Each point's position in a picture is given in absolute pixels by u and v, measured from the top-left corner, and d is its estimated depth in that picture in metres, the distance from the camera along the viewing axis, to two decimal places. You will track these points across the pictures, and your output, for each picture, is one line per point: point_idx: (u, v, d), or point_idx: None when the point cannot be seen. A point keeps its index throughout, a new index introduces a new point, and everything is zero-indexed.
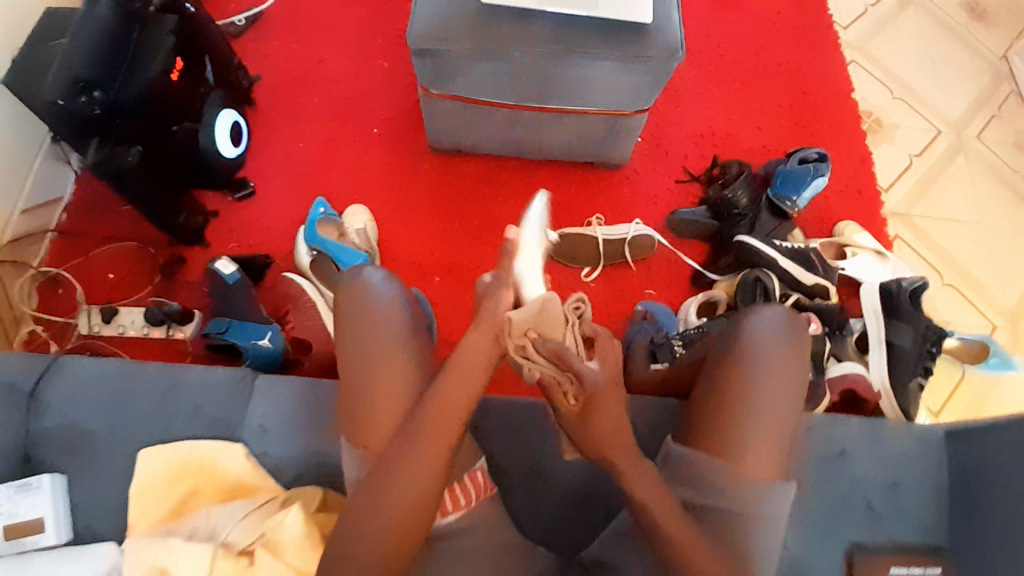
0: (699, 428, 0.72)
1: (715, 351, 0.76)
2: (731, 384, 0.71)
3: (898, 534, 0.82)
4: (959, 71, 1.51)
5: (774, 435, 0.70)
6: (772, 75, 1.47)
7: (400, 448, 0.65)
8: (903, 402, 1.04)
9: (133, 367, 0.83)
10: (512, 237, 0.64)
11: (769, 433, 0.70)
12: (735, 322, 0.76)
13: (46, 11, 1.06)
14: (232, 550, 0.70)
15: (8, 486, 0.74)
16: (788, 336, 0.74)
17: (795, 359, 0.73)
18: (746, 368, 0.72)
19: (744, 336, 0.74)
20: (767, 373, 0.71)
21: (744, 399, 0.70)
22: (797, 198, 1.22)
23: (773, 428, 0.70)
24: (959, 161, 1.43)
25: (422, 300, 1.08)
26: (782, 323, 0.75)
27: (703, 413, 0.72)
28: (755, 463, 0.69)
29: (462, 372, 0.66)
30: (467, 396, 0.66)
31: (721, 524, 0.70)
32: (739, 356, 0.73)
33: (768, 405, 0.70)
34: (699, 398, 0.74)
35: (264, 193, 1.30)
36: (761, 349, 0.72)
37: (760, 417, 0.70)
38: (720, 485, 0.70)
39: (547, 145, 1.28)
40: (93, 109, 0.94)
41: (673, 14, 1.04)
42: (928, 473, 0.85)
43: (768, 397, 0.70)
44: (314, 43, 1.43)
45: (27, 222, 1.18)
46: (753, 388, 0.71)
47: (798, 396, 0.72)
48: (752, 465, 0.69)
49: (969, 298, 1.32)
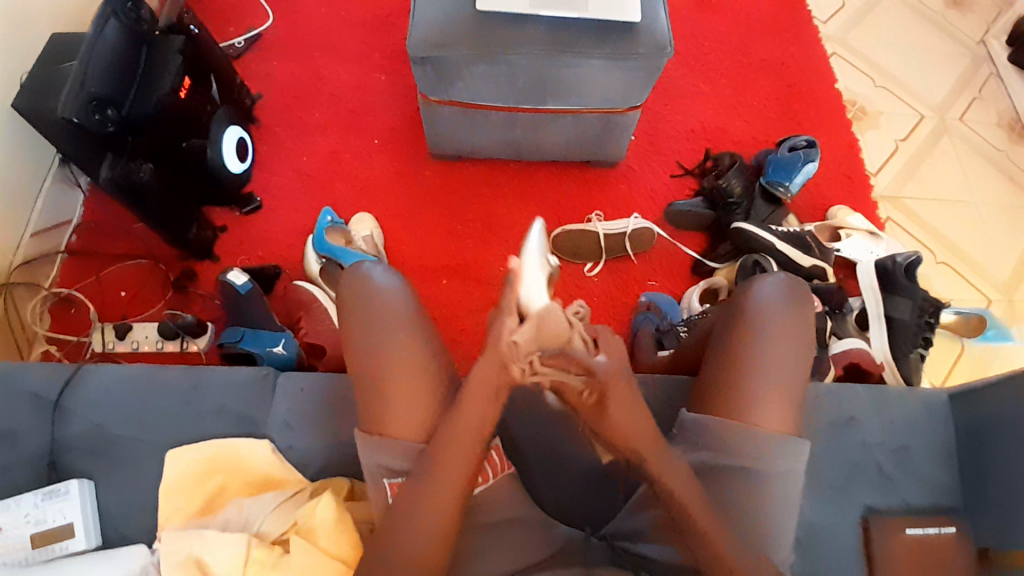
0: (711, 399, 0.75)
1: (721, 322, 0.79)
2: (740, 352, 0.74)
3: (911, 496, 0.84)
4: (939, 57, 1.56)
5: (783, 402, 0.73)
6: (757, 69, 1.51)
7: (426, 467, 0.68)
8: (904, 371, 1.08)
9: (155, 371, 0.85)
10: (512, 267, 0.62)
11: (779, 399, 0.73)
12: (738, 293, 0.79)
13: (55, 36, 1.10)
14: (266, 540, 0.74)
15: (36, 493, 0.76)
16: (791, 303, 0.77)
17: (799, 324, 0.76)
18: (752, 337, 0.75)
19: (748, 304, 0.76)
20: (774, 340, 0.74)
21: (753, 369, 0.73)
22: (790, 184, 1.27)
23: (781, 396, 0.73)
24: (944, 143, 1.47)
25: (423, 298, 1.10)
26: (785, 291, 0.77)
27: (715, 382, 0.75)
28: (767, 430, 0.72)
29: (477, 403, 0.67)
30: (481, 422, 0.68)
31: (735, 491, 0.73)
32: (745, 326, 0.75)
33: (774, 374, 0.73)
34: (709, 371, 0.77)
35: (270, 206, 1.33)
36: (766, 320, 0.75)
37: (769, 383, 0.73)
38: (737, 451, 0.72)
39: (544, 146, 1.31)
40: (107, 126, 0.98)
41: (661, 12, 1.08)
42: (935, 435, 0.87)
43: (774, 366, 0.73)
44: (311, 60, 1.46)
45: (38, 244, 1.20)
46: (760, 358, 0.74)
47: (804, 361, 0.75)
48: (765, 432, 0.72)
49: (963, 274, 1.36)
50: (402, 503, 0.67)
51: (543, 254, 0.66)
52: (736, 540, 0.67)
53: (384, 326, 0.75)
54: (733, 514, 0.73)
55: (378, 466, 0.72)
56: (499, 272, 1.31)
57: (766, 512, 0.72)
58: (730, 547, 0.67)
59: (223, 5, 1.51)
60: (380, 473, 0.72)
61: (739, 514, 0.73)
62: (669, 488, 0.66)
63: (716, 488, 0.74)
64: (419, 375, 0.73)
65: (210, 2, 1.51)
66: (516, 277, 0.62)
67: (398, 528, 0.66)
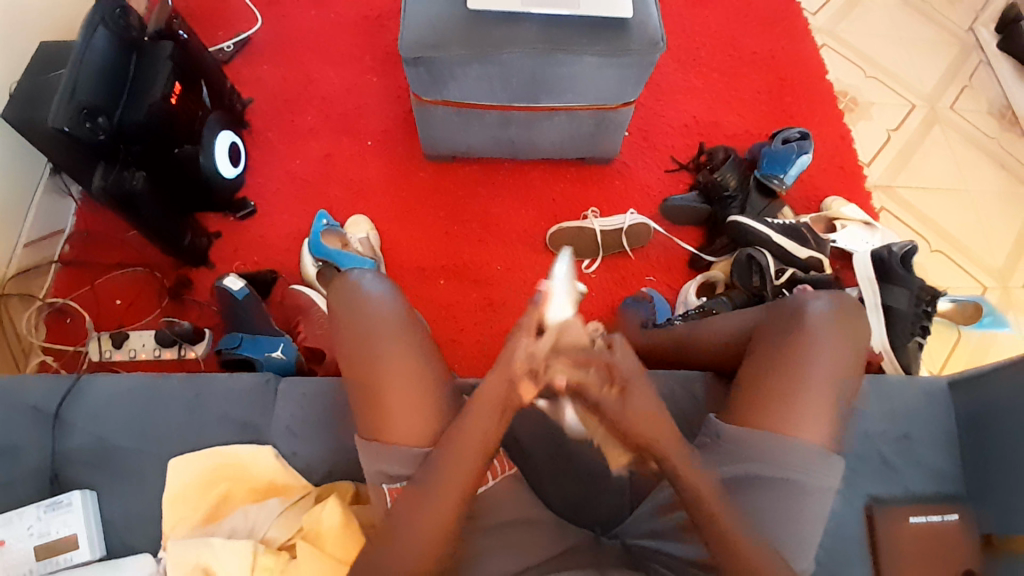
0: (751, 406, 0.75)
1: (770, 330, 0.79)
2: (792, 361, 0.75)
3: (914, 485, 0.85)
4: (928, 46, 1.57)
5: (826, 412, 0.73)
6: (748, 62, 1.51)
7: (429, 471, 0.68)
8: (904, 359, 1.10)
9: (157, 381, 0.84)
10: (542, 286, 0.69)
11: (825, 408, 0.73)
12: (794, 304, 0.79)
13: (43, 45, 1.08)
14: (272, 546, 0.74)
15: (38, 506, 0.75)
16: (840, 316, 0.78)
17: (854, 339, 0.77)
18: (806, 349, 0.75)
19: (806, 315, 0.77)
20: (829, 351, 0.75)
21: (805, 381, 0.74)
22: (784, 176, 1.27)
23: (829, 406, 0.73)
24: (936, 132, 1.48)
25: None
26: (838, 307, 0.78)
27: (758, 388, 0.75)
28: (807, 437, 0.72)
29: (481, 412, 0.69)
30: (484, 436, 0.69)
31: (761, 498, 0.73)
32: (804, 338, 0.76)
33: (825, 386, 0.74)
34: (751, 378, 0.77)
35: (265, 211, 1.33)
36: (820, 331, 0.76)
37: (817, 391, 0.74)
38: (770, 458, 0.72)
39: (539, 145, 1.31)
40: (99, 135, 0.97)
41: (653, 7, 1.08)
42: (937, 424, 0.88)
43: (824, 376, 0.74)
44: (302, 63, 1.46)
45: (30, 255, 1.19)
46: (811, 369, 0.74)
47: (855, 374, 0.76)
48: (804, 439, 0.72)
49: (958, 262, 1.37)
50: (412, 511, 0.67)
51: (572, 284, 0.72)
52: (757, 546, 0.68)
53: (377, 332, 0.75)
54: (752, 520, 0.72)
55: (378, 472, 0.72)
56: (497, 271, 1.30)
57: (798, 519, 0.72)
58: (750, 553, 0.67)
59: (211, 9, 1.50)
60: (379, 478, 0.72)
61: (760, 520, 0.72)
62: (693, 487, 0.68)
63: (738, 495, 0.74)
64: (414, 378, 0.73)
65: (198, 7, 1.50)
66: (544, 296, 0.69)
67: (404, 533, 0.66)
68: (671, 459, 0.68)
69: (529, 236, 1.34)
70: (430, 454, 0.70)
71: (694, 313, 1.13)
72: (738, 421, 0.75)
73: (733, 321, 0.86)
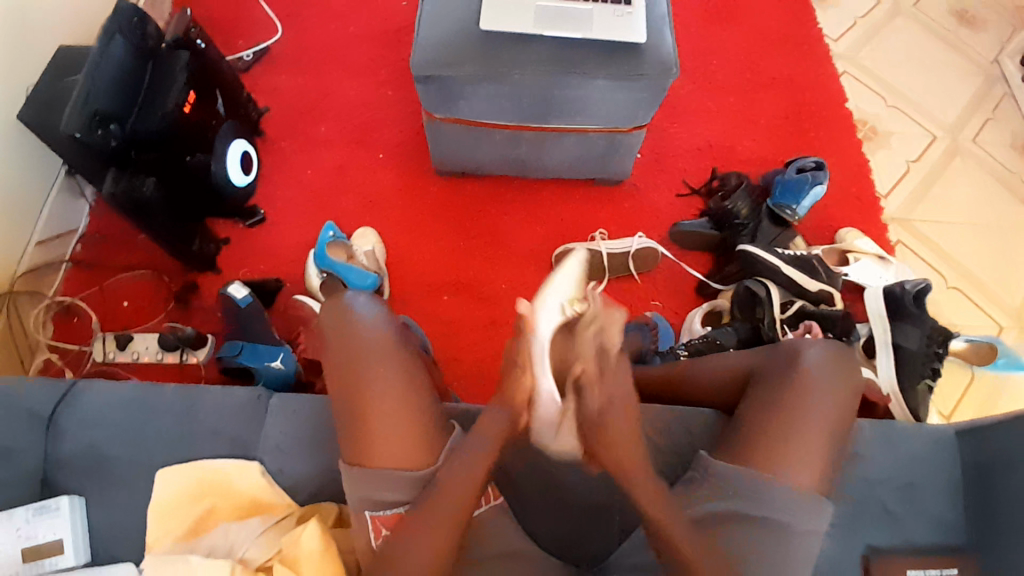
0: (747, 450, 0.73)
1: (765, 373, 0.79)
2: (787, 405, 0.74)
3: (915, 536, 0.82)
4: (952, 77, 1.54)
5: (819, 459, 0.72)
6: (767, 88, 1.49)
7: (427, 500, 0.69)
8: (913, 404, 1.05)
9: (150, 390, 0.85)
10: (523, 311, 0.79)
11: (817, 452, 0.72)
12: (787, 349, 0.80)
13: (61, 51, 1.11)
14: (250, 567, 0.73)
15: (26, 510, 0.75)
16: (835, 361, 0.78)
17: (846, 385, 0.77)
18: (801, 396, 0.75)
19: (799, 361, 0.77)
20: (821, 395, 0.75)
21: (800, 429, 0.73)
22: (797, 207, 1.25)
23: (821, 453, 0.73)
24: (957, 164, 1.44)
25: (411, 325, 1.04)
26: (831, 355, 0.78)
27: (753, 429, 0.74)
28: (804, 485, 0.71)
29: (480, 437, 0.74)
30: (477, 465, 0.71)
31: (745, 544, 0.71)
32: (796, 381, 0.76)
33: (819, 430, 0.73)
34: (749, 417, 0.76)
35: (274, 219, 1.34)
36: (814, 376, 0.76)
37: (811, 434, 0.73)
38: (761, 495, 0.71)
39: (548, 165, 1.31)
40: (109, 141, 0.99)
41: (668, 32, 1.07)
42: (940, 472, 0.85)
43: (819, 421, 0.73)
44: (320, 74, 1.47)
45: (42, 254, 1.21)
46: (807, 412, 0.74)
47: (846, 419, 0.76)
48: (801, 485, 0.71)
49: (975, 301, 1.33)
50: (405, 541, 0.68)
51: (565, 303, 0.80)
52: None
53: (368, 353, 0.75)
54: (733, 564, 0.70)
55: (363, 498, 0.71)
56: (501, 289, 1.30)
57: (791, 561, 0.71)
58: None
59: (234, 18, 1.52)
60: (363, 504, 0.71)
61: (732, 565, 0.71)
62: (659, 523, 0.69)
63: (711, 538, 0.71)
64: (404, 401, 0.73)
65: (221, 15, 1.52)
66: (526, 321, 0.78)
67: (398, 558, 0.67)
68: (641, 489, 0.71)
69: (535, 255, 1.33)
70: (435, 480, 0.70)
71: (699, 341, 1.11)
72: (730, 461, 0.74)
73: (728, 361, 0.85)
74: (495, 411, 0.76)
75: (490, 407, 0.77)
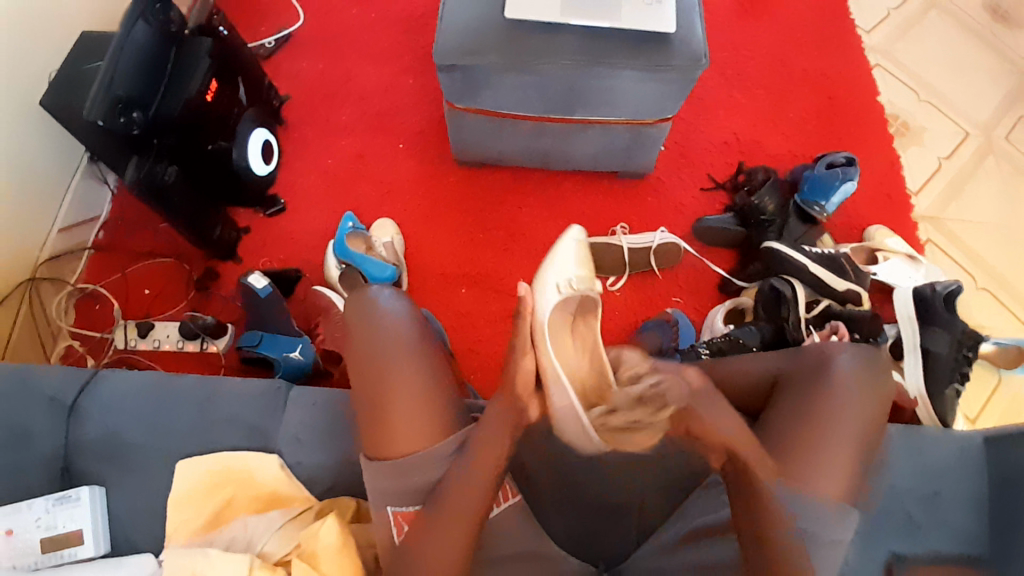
0: (767, 457, 0.72)
1: (793, 379, 0.77)
2: (813, 413, 0.72)
3: (940, 546, 0.80)
4: (986, 74, 1.48)
5: (845, 469, 0.70)
6: (796, 80, 1.46)
7: (441, 498, 0.69)
8: (941, 410, 1.01)
9: (170, 378, 0.85)
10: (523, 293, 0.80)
11: (843, 461, 0.71)
12: (816, 355, 0.77)
13: (84, 35, 1.10)
14: (269, 561, 0.75)
15: (47, 498, 0.76)
16: (865, 369, 0.76)
17: (877, 395, 0.74)
18: (831, 401, 0.73)
19: (830, 368, 0.75)
20: (852, 403, 0.73)
21: (826, 438, 0.71)
22: (826, 204, 1.21)
23: (847, 463, 0.71)
24: (989, 163, 1.40)
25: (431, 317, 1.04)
26: (863, 363, 0.76)
27: (781, 437, 0.72)
28: (831, 497, 0.69)
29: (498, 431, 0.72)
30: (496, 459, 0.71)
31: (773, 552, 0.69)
32: (824, 389, 0.74)
33: (847, 439, 0.71)
34: (777, 421, 0.74)
35: (293, 208, 1.33)
36: (845, 386, 0.74)
37: (838, 444, 0.71)
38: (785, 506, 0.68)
39: (572, 157, 1.29)
40: (132, 129, 0.98)
41: (696, 22, 1.04)
42: (966, 478, 0.83)
43: (847, 430, 0.71)
44: (341, 62, 1.46)
45: (64, 240, 1.22)
46: (836, 422, 0.72)
47: (874, 431, 0.74)
48: (828, 497, 0.69)
49: (1004, 302, 1.29)
50: (424, 546, 0.67)
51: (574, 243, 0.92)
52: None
53: (388, 352, 0.74)
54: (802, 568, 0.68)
55: (384, 494, 0.70)
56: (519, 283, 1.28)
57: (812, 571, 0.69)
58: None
59: (256, 5, 1.51)
60: (383, 500, 0.70)
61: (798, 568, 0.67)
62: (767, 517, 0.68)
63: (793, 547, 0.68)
64: (424, 397, 0.72)
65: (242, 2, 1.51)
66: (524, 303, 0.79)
67: (418, 556, 0.67)
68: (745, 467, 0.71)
69: None
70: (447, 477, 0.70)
71: (722, 341, 1.09)
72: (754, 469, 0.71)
73: (755, 362, 0.83)
74: (500, 404, 0.74)
75: (497, 403, 0.74)
